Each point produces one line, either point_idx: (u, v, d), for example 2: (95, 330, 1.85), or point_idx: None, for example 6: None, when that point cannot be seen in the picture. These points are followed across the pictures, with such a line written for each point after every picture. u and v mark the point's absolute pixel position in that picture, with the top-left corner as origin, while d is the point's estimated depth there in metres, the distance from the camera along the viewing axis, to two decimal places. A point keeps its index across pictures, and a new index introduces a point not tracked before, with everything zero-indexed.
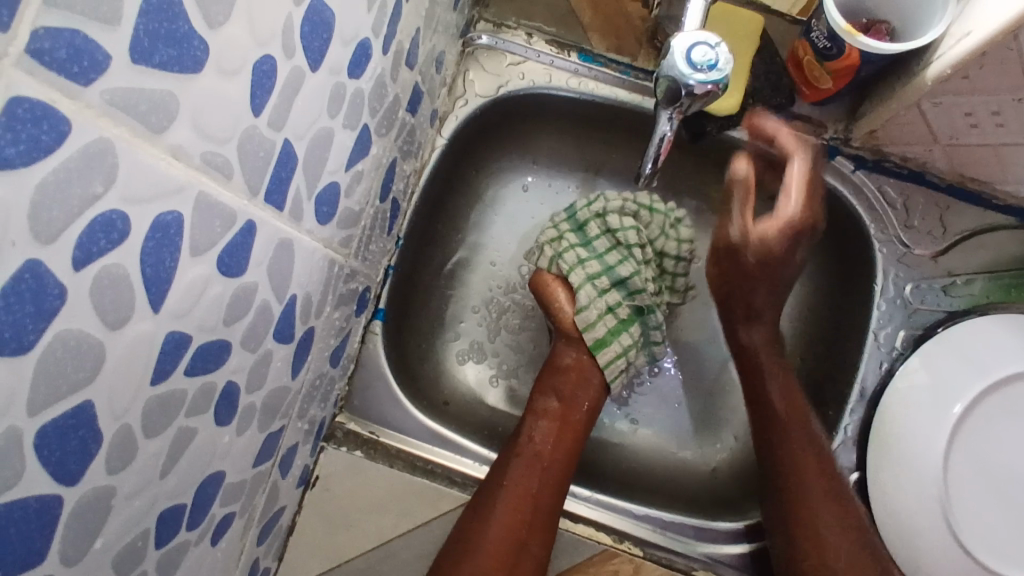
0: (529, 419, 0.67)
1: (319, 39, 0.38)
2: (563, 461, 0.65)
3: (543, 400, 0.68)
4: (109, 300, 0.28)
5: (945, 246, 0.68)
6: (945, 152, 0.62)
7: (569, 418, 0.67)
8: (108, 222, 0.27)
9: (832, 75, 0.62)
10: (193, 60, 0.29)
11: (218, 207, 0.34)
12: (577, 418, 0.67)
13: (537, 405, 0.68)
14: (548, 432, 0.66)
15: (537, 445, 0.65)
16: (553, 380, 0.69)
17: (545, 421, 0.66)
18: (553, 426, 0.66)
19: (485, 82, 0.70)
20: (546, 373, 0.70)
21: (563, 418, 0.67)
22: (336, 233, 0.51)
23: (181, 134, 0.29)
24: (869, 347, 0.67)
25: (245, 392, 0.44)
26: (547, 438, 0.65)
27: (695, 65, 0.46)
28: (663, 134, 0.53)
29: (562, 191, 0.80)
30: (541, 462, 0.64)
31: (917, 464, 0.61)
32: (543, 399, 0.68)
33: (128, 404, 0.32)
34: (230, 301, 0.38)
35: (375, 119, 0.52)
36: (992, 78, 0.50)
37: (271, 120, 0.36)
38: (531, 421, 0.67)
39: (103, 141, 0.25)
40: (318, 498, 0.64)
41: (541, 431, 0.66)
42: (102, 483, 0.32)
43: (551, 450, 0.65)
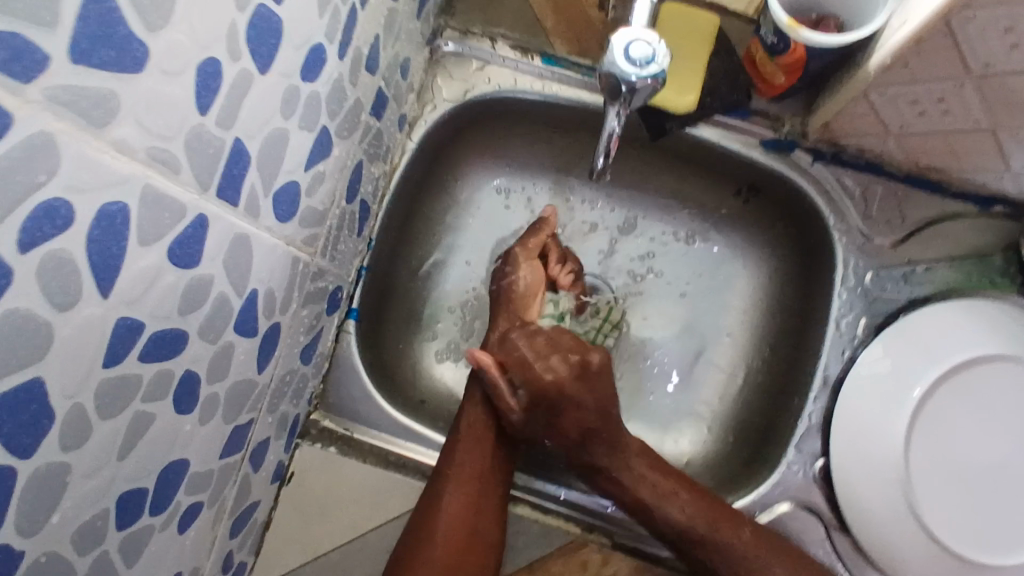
0: (465, 407, 0.68)
1: (266, 42, 0.40)
2: (499, 441, 0.67)
3: (476, 388, 0.69)
4: (56, 283, 0.30)
5: (903, 234, 0.69)
6: (898, 142, 0.63)
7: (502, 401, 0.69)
8: (50, 208, 0.29)
9: (783, 70, 0.64)
10: (134, 60, 0.31)
11: (167, 200, 0.36)
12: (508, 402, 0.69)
13: (473, 392, 0.68)
14: (483, 415, 0.67)
15: (476, 428, 0.66)
16: (489, 362, 0.70)
17: (476, 405, 0.67)
18: (488, 408, 0.67)
19: (453, 88, 0.73)
20: None
21: (496, 402, 0.68)
22: (299, 231, 0.53)
23: (124, 129, 0.32)
24: (831, 336, 0.69)
25: (206, 383, 0.46)
26: (480, 421, 0.67)
27: (634, 63, 0.48)
28: (612, 130, 0.55)
29: (534, 193, 0.82)
30: (484, 443, 0.65)
31: (880, 448, 0.63)
32: (476, 387, 0.69)
33: (81, 384, 0.34)
34: (184, 291, 0.40)
35: (336, 122, 0.54)
36: (929, 66, 0.52)
37: (220, 119, 0.39)
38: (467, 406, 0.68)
39: (47, 135, 0.28)
40: (294, 493, 0.66)
41: (478, 415, 0.67)
42: (55, 458, 0.34)
43: (492, 432, 0.67)
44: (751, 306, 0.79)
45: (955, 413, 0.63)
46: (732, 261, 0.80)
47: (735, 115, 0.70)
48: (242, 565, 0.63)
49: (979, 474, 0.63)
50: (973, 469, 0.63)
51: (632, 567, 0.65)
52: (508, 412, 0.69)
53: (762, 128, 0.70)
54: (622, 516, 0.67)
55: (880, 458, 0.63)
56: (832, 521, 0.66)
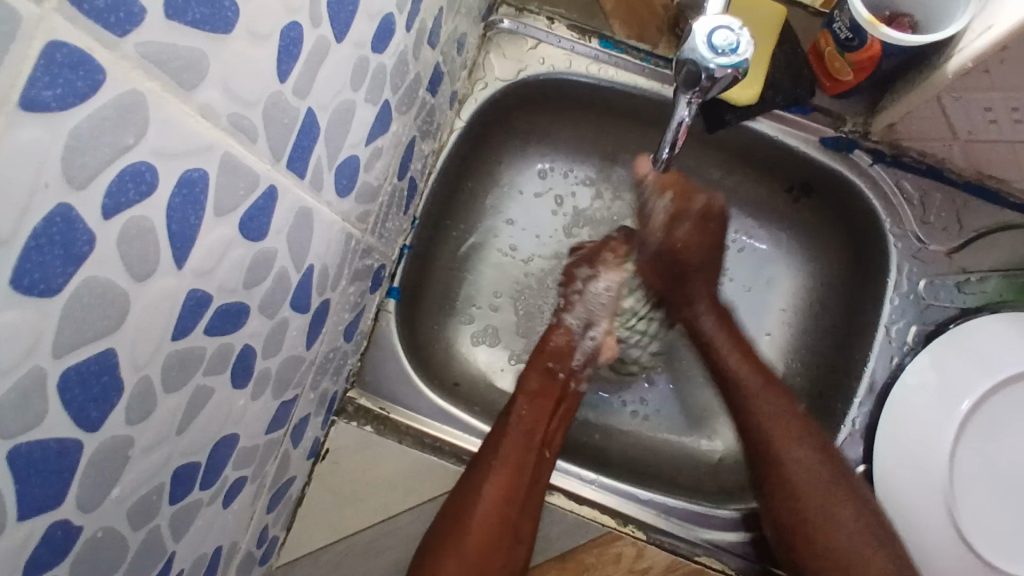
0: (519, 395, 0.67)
1: (345, 10, 0.39)
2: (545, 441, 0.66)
3: (530, 381, 0.68)
4: (134, 252, 0.29)
5: (961, 242, 0.68)
6: (963, 149, 0.62)
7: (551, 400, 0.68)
8: (137, 172, 0.27)
9: (853, 67, 0.62)
10: (224, 20, 0.29)
11: (243, 170, 0.35)
12: (557, 400, 0.68)
13: (529, 381, 0.68)
14: (536, 410, 0.66)
15: (528, 424, 0.65)
16: (543, 359, 0.69)
17: (529, 398, 0.66)
18: (538, 401, 0.67)
19: (507, 66, 0.71)
20: (537, 355, 0.70)
21: (545, 398, 0.67)
22: (354, 207, 0.52)
23: (210, 94, 0.30)
24: (879, 340, 0.67)
25: (260, 358, 0.45)
26: (534, 412, 0.66)
27: (717, 49, 0.46)
28: (681, 119, 0.53)
29: (578, 178, 0.81)
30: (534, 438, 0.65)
31: (925, 459, 0.62)
32: (531, 380, 0.68)
33: (149, 357, 0.33)
34: (250, 264, 0.39)
35: (396, 96, 0.52)
36: (1012, 73, 0.50)
37: (297, 88, 0.37)
38: (517, 401, 0.66)
39: (136, 94, 0.26)
40: (328, 470, 0.65)
41: (532, 413, 0.66)
42: (121, 432, 0.33)
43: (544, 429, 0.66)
44: (794, 307, 0.78)
45: (1004, 424, 0.63)
46: (775, 261, 0.79)
47: (795, 109, 0.68)
48: (275, 540, 0.62)
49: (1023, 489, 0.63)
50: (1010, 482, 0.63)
51: (666, 562, 0.65)
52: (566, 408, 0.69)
53: (822, 126, 0.68)
54: (661, 503, 0.67)
55: (927, 469, 0.61)
56: None
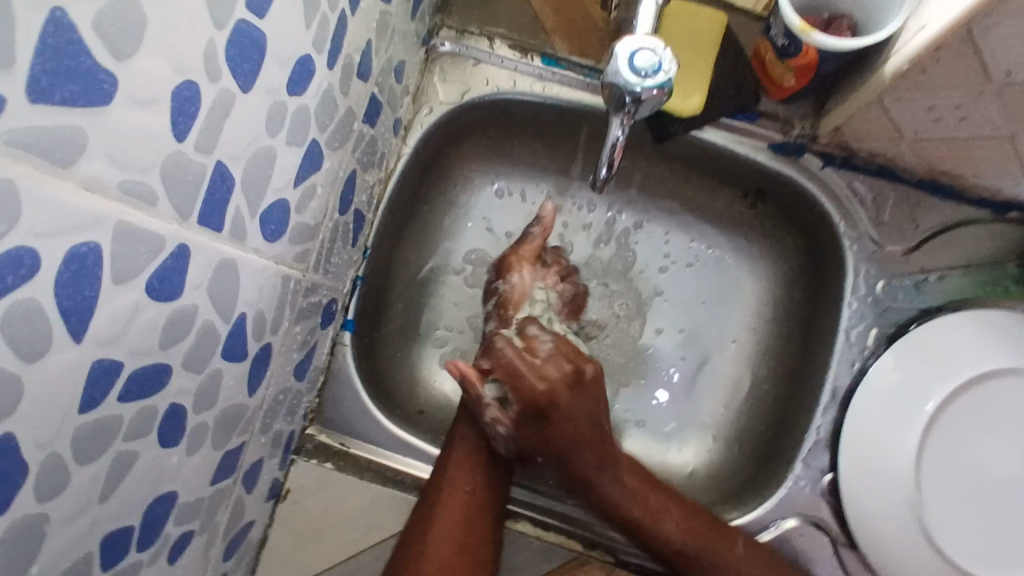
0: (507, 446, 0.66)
1: (248, 60, 0.38)
2: (491, 465, 0.64)
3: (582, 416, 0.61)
4: (22, 335, 0.28)
5: (916, 242, 0.67)
6: (912, 147, 0.61)
7: None
8: (14, 258, 0.27)
9: (794, 73, 0.61)
10: (100, 92, 0.28)
11: (144, 235, 0.34)
12: None
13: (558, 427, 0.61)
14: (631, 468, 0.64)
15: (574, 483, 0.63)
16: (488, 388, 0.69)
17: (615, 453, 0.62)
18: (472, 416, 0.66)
19: (450, 90, 0.70)
20: None
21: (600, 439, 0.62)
22: (289, 249, 0.51)
23: (93, 166, 0.29)
24: (840, 347, 0.67)
25: (193, 413, 0.44)
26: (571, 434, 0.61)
27: (640, 72, 0.46)
28: (615, 139, 0.53)
29: (534, 195, 0.79)
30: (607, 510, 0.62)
31: (892, 463, 0.61)
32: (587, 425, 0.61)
33: (55, 434, 0.32)
34: (165, 325, 0.38)
35: (326, 134, 0.52)
36: (949, 73, 0.49)
37: (199, 144, 0.36)
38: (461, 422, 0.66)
39: (7, 183, 0.25)
40: (289, 510, 0.64)
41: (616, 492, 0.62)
42: (32, 510, 0.32)
43: (678, 500, 0.63)
44: (757, 314, 0.77)
45: (971, 424, 0.62)
46: (736, 268, 0.78)
47: (742, 117, 0.68)
48: None
49: (987, 488, 0.62)
50: (978, 483, 0.62)
51: None
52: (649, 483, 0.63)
53: (772, 132, 0.67)
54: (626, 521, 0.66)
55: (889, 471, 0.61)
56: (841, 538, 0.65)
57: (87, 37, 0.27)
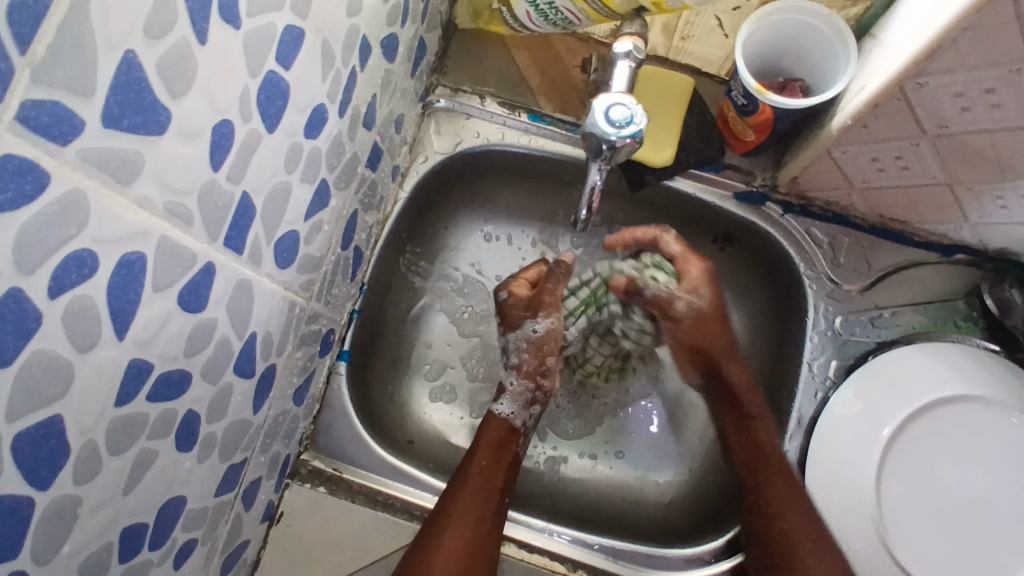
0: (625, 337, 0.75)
1: (274, 105, 0.44)
2: (501, 497, 0.68)
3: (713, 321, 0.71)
4: (78, 328, 0.33)
5: (871, 280, 0.73)
6: (862, 195, 0.68)
7: (503, 457, 0.70)
8: (79, 259, 0.31)
9: (754, 128, 0.68)
10: (157, 124, 0.34)
11: (180, 250, 0.39)
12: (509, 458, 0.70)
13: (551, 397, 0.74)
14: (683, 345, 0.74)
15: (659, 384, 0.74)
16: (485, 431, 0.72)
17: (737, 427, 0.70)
18: (496, 451, 0.70)
19: (444, 141, 0.77)
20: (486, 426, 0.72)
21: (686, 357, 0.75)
22: (296, 277, 0.56)
23: (147, 187, 0.34)
24: (804, 377, 0.72)
25: (205, 422, 0.48)
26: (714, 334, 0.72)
27: (614, 123, 0.52)
28: (594, 183, 0.59)
29: (520, 240, 0.85)
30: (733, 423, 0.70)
31: (855, 488, 0.66)
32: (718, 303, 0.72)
33: (94, 423, 0.36)
34: (189, 334, 0.42)
35: (334, 175, 0.57)
36: (886, 126, 0.57)
37: (230, 175, 0.42)
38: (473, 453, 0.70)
39: (78, 193, 0.30)
40: (283, 533, 0.67)
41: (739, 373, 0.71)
42: (69, 493, 0.36)
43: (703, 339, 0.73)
44: None
45: (933, 447, 0.67)
46: None
47: (709, 169, 0.75)
48: None
49: (949, 506, 0.66)
50: (941, 503, 0.66)
51: None
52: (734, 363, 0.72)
53: (735, 181, 0.74)
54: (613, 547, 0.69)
55: (855, 493, 0.66)
56: None
57: (152, 78, 0.32)
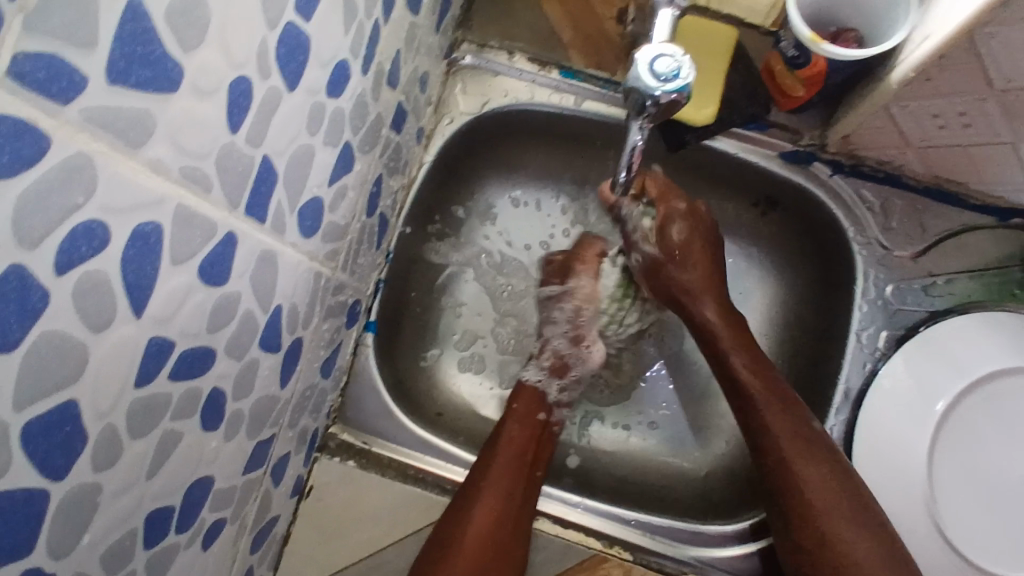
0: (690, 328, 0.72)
1: (295, 60, 0.40)
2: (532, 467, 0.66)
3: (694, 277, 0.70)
4: (90, 305, 0.30)
5: (924, 246, 0.69)
6: (918, 155, 0.63)
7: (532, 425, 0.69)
8: (88, 230, 0.29)
9: (804, 83, 0.64)
10: (168, 80, 0.31)
11: (200, 219, 0.36)
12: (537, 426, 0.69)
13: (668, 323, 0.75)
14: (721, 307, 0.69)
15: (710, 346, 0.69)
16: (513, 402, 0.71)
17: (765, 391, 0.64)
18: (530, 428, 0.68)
19: (470, 101, 0.73)
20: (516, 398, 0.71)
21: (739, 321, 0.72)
22: (321, 246, 0.53)
23: (159, 150, 0.31)
24: (852, 348, 0.69)
25: (231, 400, 0.46)
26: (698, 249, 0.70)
27: (660, 76, 0.48)
28: (635, 143, 0.55)
29: (550, 205, 0.82)
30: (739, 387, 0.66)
31: (907, 464, 0.63)
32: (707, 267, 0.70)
33: (111, 406, 0.34)
34: (212, 309, 0.40)
35: (358, 137, 0.54)
36: (952, 80, 0.52)
37: (250, 137, 0.38)
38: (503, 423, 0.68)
39: (83, 157, 0.27)
40: (312, 508, 0.66)
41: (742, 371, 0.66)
42: (88, 479, 0.34)
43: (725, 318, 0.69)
44: (768, 318, 0.79)
45: (987, 424, 0.63)
46: (748, 276, 0.80)
47: (753, 127, 0.70)
48: None
49: (1000, 485, 0.63)
50: (992, 482, 0.63)
51: None
52: (762, 375, 0.65)
53: (781, 141, 0.70)
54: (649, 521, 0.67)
55: (906, 470, 0.62)
56: None
57: (160, 27, 0.29)
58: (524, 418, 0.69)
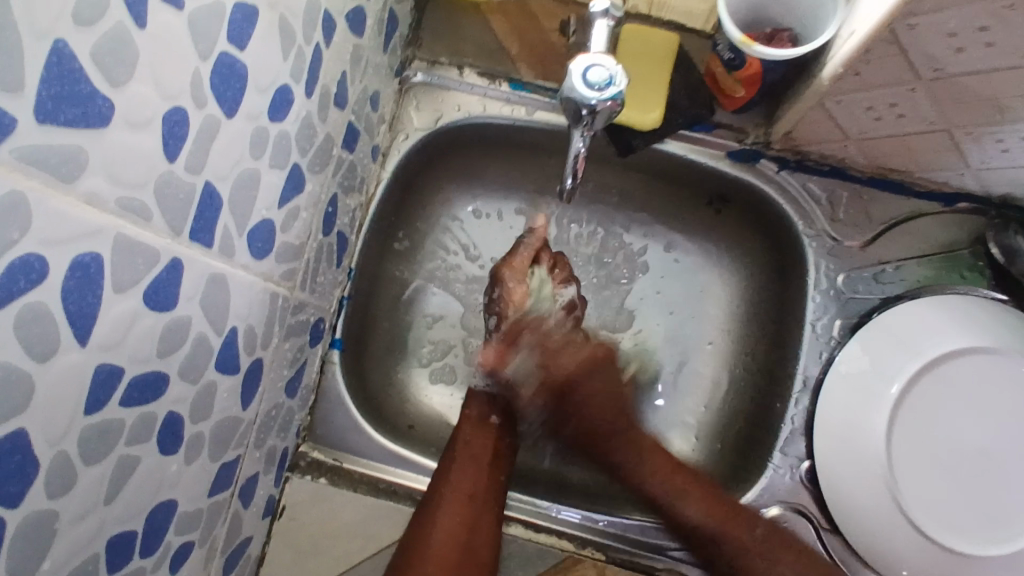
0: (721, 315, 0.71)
1: (231, 89, 0.42)
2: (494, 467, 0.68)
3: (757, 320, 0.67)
4: (34, 336, 0.31)
5: (872, 235, 0.71)
6: (858, 147, 0.65)
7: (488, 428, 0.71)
8: (26, 264, 0.30)
9: (742, 83, 0.66)
10: (98, 115, 0.32)
11: (142, 247, 0.37)
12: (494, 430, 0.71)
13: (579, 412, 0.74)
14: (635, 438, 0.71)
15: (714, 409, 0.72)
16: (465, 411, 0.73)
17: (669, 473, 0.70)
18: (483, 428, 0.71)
19: (424, 117, 0.74)
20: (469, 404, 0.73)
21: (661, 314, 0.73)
22: (277, 266, 0.54)
23: (95, 182, 0.32)
24: (807, 339, 0.71)
25: (190, 422, 0.46)
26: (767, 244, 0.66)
27: (592, 86, 0.50)
28: (578, 151, 0.56)
29: (509, 213, 0.83)
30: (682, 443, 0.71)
31: (863, 448, 0.64)
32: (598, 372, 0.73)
33: (63, 433, 0.34)
34: (162, 333, 0.41)
35: (307, 158, 0.55)
36: (880, 73, 0.54)
37: (189, 165, 0.40)
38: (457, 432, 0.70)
39: (18, 194, 0.28)
40: (285, 527, 0.66)
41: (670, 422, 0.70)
42: (44, 506, 0.35)
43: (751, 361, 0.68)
44: (729, 314, 0.80)
45: (941, 402, 0.65)
46: (708, 272, 0.82)
47: (699, 129, 0.72)
48: None
49: (956, 462, 0.65)
50: (949, 459, 0.65)
51: None
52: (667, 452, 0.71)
53: (727, 140, 0.72)
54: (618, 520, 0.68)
55: (863, 450, 0.64)
56: (823, 523, 0.67)
57: (86, 65, 0.30)
58: (484, 427, 0.71)
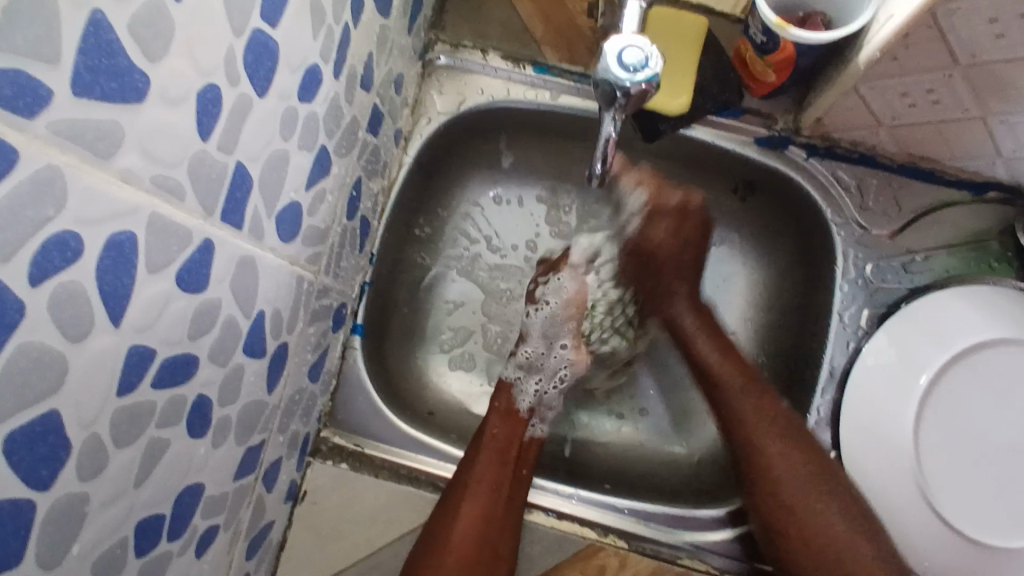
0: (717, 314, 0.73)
1: (263, 67, 0.41)
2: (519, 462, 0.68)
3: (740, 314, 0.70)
4: (68, 315, 0.30)
5: (901, 224, 0.70)
6: (890, 134, 0.64)
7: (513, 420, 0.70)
8: (62, 242, 0.29)
9: (774, 68, 0.65)
10: (135, 91, 0.31)
11: (174, 226, 0.36)
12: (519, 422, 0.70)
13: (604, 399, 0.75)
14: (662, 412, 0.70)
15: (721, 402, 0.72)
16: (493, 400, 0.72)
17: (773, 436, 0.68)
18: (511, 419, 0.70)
19: (447, 101, 0.73)
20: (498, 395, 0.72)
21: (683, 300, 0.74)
22: (303, 250, 0.54)
23: (130, 160, 0.32)
24: (835, 328, 0.70)
25: (217, 406, 0.46)
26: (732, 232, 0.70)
27: (629, 68, 0.49)
28: (608, 135, 0.55)
29: (531, 199, 0.82)
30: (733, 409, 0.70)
31: (890, 440, 0.63)
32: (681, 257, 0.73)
33: (95, 415, 0.34)
34: (194, 316, 0.40)
35: (334, 140, 0.54)
36: (918, 58, 0.52)
37: (221, 144, 0.39)
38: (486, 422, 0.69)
39: (53, 169, 0.28)
40: (307, 512, 0.66)
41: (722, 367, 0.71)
42: (75, 489, 0.34)
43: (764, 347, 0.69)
44: (752, 302, 0.80)
45: (970, 395, 0.64)
46: (731, 260, 0.81)
47: (728, 114, 0.71)
48: None
49: (984, 455, 0.64)
50: (976, 451, 0.64)
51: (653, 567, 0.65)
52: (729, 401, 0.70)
53: (755, 127, 0.71)
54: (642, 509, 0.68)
55: (889, 441, 0.63)
56: None
57: (123, 38, 0.29)
58: (511, 420, 0.70)
